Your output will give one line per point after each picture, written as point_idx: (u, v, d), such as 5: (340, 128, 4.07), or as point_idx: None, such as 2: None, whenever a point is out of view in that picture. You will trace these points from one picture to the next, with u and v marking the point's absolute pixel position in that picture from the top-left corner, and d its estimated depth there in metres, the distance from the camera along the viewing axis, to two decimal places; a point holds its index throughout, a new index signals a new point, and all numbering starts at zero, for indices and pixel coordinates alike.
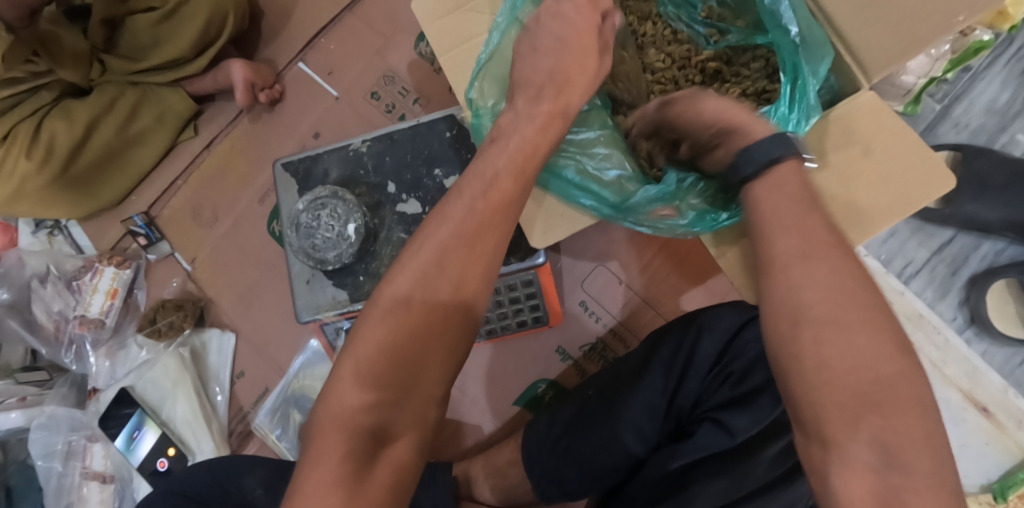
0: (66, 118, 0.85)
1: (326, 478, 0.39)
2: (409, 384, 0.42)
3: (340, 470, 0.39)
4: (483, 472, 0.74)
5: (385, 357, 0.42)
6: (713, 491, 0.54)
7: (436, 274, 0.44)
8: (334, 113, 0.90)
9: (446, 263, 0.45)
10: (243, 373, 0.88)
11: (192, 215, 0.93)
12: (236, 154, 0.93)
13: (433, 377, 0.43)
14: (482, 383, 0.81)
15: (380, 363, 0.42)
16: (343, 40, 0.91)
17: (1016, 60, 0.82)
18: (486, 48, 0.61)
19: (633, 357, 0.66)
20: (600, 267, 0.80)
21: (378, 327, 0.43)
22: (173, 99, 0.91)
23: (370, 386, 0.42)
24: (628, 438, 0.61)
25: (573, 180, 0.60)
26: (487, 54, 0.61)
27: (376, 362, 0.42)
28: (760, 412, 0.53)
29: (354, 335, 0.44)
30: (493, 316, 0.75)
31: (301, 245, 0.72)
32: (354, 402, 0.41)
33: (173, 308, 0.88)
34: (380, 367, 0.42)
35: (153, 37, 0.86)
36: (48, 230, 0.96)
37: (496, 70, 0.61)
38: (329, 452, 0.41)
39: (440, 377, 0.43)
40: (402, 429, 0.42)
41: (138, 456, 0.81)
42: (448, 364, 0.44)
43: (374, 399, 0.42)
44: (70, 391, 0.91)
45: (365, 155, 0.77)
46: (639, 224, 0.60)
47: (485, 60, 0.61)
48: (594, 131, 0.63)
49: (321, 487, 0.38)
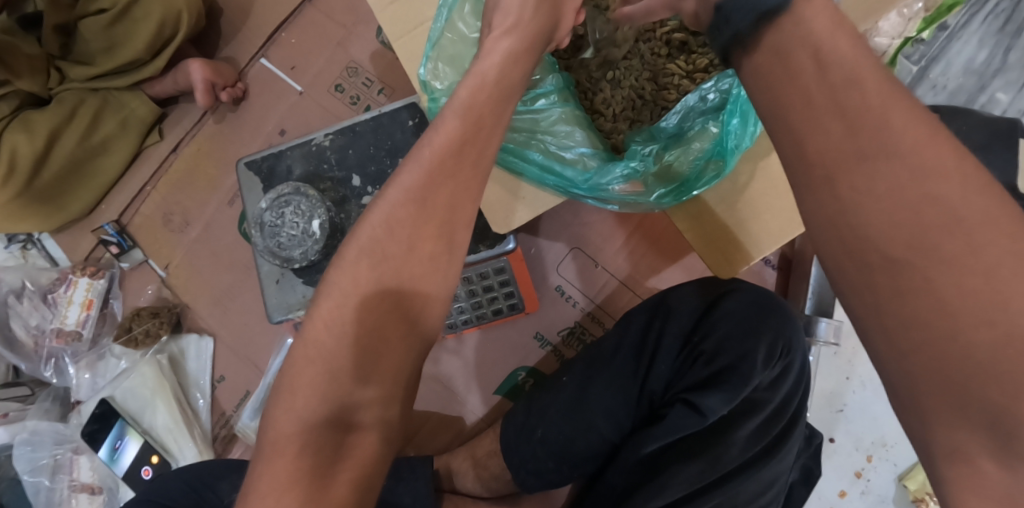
0: (26, 129, 0.83)
1: (283, 474, 0.38)
2: (363, 378, 0.41)
3: (298, 466, 0.38)
4: (466, 463, 0.73)
5: (333, 349, 0.41)
6: (688, 474, 0.53)
7: (385, 249, 0.42)
8: (298, 109, 0.88)
9: (382, 236, 0.42)
10: (224, 377, 0.87)
11: (163, 220, 0.92)
12: (202, 156, 0.91)
13: (388, 374, 0.42)
14: (464, 374, 0.80)
15: (319, 360, 0.40)
16: (303, 34, 0.89)
17: (993, 17, 0.80)
18: (436, 26, 0.60)
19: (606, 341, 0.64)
20: (574, 250, 0.79)
21: (328, 306, 0.41)
22: (135, 103, 0.89)
23: (319, 391, 0.40)
24: (602, 424, 0.60)
25: (537, 161, 0.58)
26: (438, 36, 0.60)
27: (328, 344, 0.41)
28: (731, 390, 0.52)
29: (309, 320, 0.42)
30: (467, 306, 0.74)
31: (266, 245, 0.71)
32: (307, 391, 0.40)
33: (148, 316, 0.86)
34: (335, 353, 0.41)
35: (108, 41, 0.85)
36: (20, 244, 0.95)
37: (449, 53, 0.60)
38: (267, 460, 0.39)
39: (385, 367, 0.42)
40: (351, 426, 0.40)
41: (122, 466, 0.81)
42: (394, 356, 0.42)
43: (317, 397, 0.40)
44: (53, 405, 0.90)
45: (328, 150, 0.75)
46: (604, 201, 0.59)
47: (437, 42, 0.60)
48: (554, 108, 0.61)
49: (278, 486, 0.38)
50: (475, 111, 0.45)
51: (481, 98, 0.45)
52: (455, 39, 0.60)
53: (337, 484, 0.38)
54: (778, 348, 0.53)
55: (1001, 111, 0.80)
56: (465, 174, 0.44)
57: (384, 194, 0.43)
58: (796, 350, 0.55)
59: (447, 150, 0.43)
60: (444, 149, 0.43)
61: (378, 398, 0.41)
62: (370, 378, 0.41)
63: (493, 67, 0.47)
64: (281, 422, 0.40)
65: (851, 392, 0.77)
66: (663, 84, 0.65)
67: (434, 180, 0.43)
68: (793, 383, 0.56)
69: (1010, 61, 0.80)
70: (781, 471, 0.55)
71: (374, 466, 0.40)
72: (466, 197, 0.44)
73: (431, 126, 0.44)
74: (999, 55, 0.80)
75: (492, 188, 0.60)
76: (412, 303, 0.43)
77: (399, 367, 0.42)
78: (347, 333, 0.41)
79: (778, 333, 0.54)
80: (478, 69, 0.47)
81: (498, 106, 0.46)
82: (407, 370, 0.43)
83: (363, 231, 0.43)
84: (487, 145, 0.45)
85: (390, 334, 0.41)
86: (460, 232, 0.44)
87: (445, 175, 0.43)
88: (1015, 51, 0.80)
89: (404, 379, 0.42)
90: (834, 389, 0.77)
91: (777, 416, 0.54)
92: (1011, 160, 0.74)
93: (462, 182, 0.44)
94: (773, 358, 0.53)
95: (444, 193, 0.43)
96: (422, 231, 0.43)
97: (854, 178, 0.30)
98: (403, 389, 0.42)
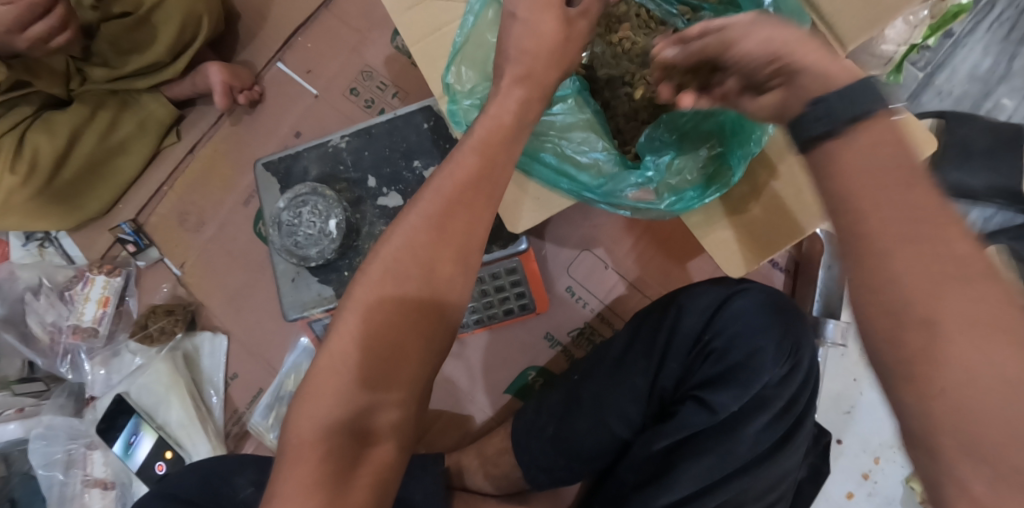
0: (48, 129, 0.85)
1: (307, 479, 0.39)
2: (385, 380, 0.42)
3: (322, 472, 0.39)
4: (476, 461, 0.74)
5: (354, 355, 0.42)
6: (699, 470, 0.54)
7: (405, 272, 0.44)
8: (313, 111, 0.90)
9: (403, 254, 0.44)
10: (237, 375, 0.88)
11: (179, 220, 0.93)
12: (219, 157, 0.93)
13: (408, 382, 0.43)
14: (474, 373, 0.81)
15: (343, 365, 0.42)
16: (319, 39, 0.91)
17: (998, 25, 0.82)
18: (462, 31, 0.61)
19: (615, 345, 0.65)
20: (584, 252, 0.80)
21: (351, 321, 0.43)
22: (155, 105, 0.92)
23: (345, 397, 0.42)
24: (613, 421, 0.61)
25: (552, 163, 0.60)
26: (462, 40, 0.61)
27: (354, 356, 0.42)
28: (740, 388, 0.54)
29: (332, 331, 0.44)
30: (478, 306, 0.75)
31: (283, 244, 0.72)
32: (330, 398, 0.41)
33: (163, 313, 0.88)
34: (358, 358, 0.42)
35: (130, 44, 0.86)
36: (38, 242, 0.97)
37: (470, 56, 0.61)
38: (286, 464, 0.40)
39: (407, 364, 0.43)
40: (370, 433, 0.41)
41: (136, 461, 0.82)
42: (415, 358, 0.44)
43: (341, 396, 0.42)
44: (67, 401, 0.91)
45: (343, 152, 0.76)
46: (618, 207, 0.61)
47: (461, 46, 0.61)
48: (569, 115, 0.62)
49: (302, 489, 0.38)
50: (491, 149, 0.47)
51: (496, 137, 0.47)
52: (479, 42, 0.61)
53: (358, 489, 0.39)
54: (788, 346, 0.54)
55: (1005, 118, 0.81)
56: (480, 207, 0.45)
57: (403, 220, 0.45)
58: (804, 347, 0.56)
59: (465, 184, 0.45)
60: (460, 183, 0.45)
61: (397, 401, 0.43)
62: (393, 385, 0.43)
63: (509, 111, 0.48)
64: (306, 426, 0.41)
65: (859, 394, 0.78)
66: None
67: (453, 206, 0.45)
68: (801, 381, 0.56)
69: (1015, 68, 0.81)
70: (788, 466, 0.56)
71: (393, 469, 0.42)
72: (481, 217, 0.45)
73: (449, 159, 0.46)
74: (1003, 62, 0.81)
75: None
76: (429, 314, 0.44)
77: (425, 361, 0.44)
78: (366, 336, 0.43)
79: (788, 332, 0.55)
80: (493, 111, 0.48)
81: (512, 147, 0.48)
82: (430, 365, 0.44)
83: (386, 251, 0.44)
84: (502, 177, 0.47)
85: (409, 342, 0.43)
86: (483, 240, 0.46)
87: (462, 205, 0.45)
88: (1019, 58, 0.81)
89: (425, 374, 0.44)
90: (842, 390, 0.78)
91: (787, 411, 0.55)
92: (1016, 166, 0.75)
93: (479, 210, 0.45)
94: (783, 356, 0.54)
95: (461, 220, 0.45)
96: (442, 254, 0.44)
97: (910, 262, 0.29)
98: (421, 392, 0.44)
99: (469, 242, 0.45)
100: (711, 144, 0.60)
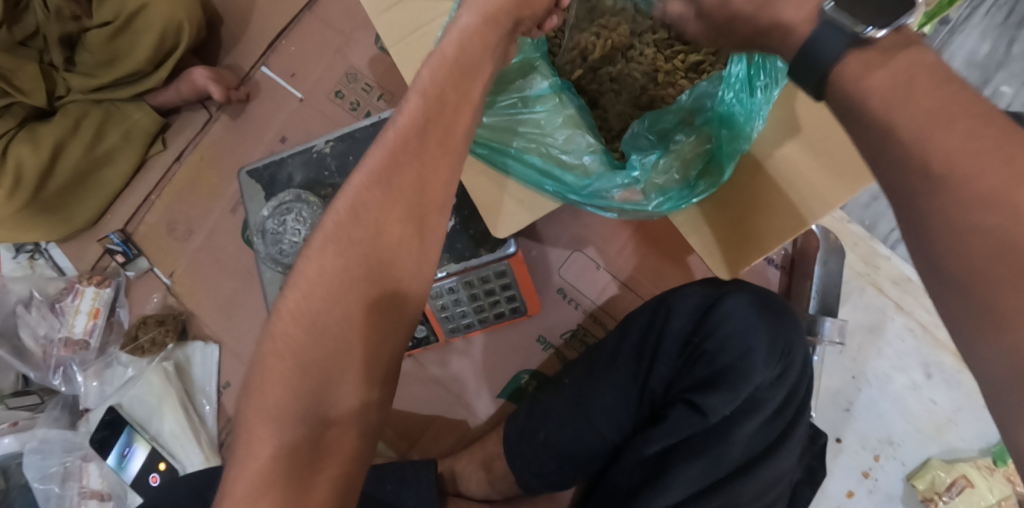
0: (32, 141, 0.85)
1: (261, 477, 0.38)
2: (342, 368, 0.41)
3: (274, 468, 0.38)
4: (470, 467, 0.72)
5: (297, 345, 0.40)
6: (692, 474, 0.53)
7: (350, 236, 0.42)
8: (299, 115, 0.88)
9: (346, 217, 0.42)
10: (229, 384, 0.86)
11: (167, 229, 0.92)
12: (205, 165, 0.91)
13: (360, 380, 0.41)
14: (463, 378, 0.80)
15: (287, 349, 0.40)
16: (303, 41, 0.90)
17: (996, 9, 0.79)
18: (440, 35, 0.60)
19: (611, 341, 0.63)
20: (575, 253, 0.79)
21: (298, 295, 0.41)
22: (138, 114, 0.89)
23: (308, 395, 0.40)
24: (604, 425, 0.60)
25: (538, 165, 0.59)
26: None
27: (297, 337, 0.40)
28: (730, 390, 0.52)
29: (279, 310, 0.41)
30: (469, 310, 0.74)
31: (269, 253, 0.72)
32: (278, 388, 0.39)
33: (154, 323, 0.86)
34: (305, 347, 0.40)
35: (110, 53, 0.86)
36: (28, 254, 0.98)
37: None
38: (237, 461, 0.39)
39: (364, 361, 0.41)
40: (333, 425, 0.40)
41: (130, 473, 0.82)
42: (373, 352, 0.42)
43: (282, 386, 0.39)
44: (61, 413, 0.91)
45: (329, 157, 0.75)
46: (603, 206, 0.59)
47: None
48: (557, 114, 0.60)
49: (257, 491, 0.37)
50: (436, 88, 0.43)
51: (443, 76, 0.44)
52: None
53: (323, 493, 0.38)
54: (779, 346, 0.53)
55: (1005, 105, 0.79)
56: (432, 155, 0.43)
57: (350, 179, 0.43)
58: (796, 348, 0.54)
59: (412, 126, 0.43)
60: (404, 129, 0.43)
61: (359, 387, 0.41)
62: (375, 385, 0.42)
63: (451, 43, 0.44)
64: (257, 421, 0.39)
65: (858, 390, 0.77)
66: (664, 83, 0.64)
67: (400, 159, 0.43)
68: (795, 384, 0.55)
69: (1013, 53, 0.79)
70: (783, 470, 0.55)
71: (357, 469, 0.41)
72: (437, 170, 0.44)
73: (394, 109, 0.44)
74: (1001, 48, 0.79)
75: (481, 185, 0.60)
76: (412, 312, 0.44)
77: None
78: (350, 330, 0.41)
79: (780, 331, 0.54)
80: (437, 47, 0.44)
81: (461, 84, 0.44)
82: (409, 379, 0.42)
83: (330, 217, 0.42)
84: (457, 122, 0.45)
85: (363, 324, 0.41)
86: (431, 215, 0.44)
87: (412, 153, 0.43)
88: (1018, 43, 0.79)
89: None
90: (840, 387, 0.77)
91: (781, 413, 0.54)
92: None
93: (433, 160, 0.43)
94: (774, 357, 0.53)
95: (411, 174, 0.43)
96: (390, 214, 0.42)
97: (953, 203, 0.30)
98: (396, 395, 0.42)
99: (425, 201, 0.43)
100: (699, 141, 0.59)
